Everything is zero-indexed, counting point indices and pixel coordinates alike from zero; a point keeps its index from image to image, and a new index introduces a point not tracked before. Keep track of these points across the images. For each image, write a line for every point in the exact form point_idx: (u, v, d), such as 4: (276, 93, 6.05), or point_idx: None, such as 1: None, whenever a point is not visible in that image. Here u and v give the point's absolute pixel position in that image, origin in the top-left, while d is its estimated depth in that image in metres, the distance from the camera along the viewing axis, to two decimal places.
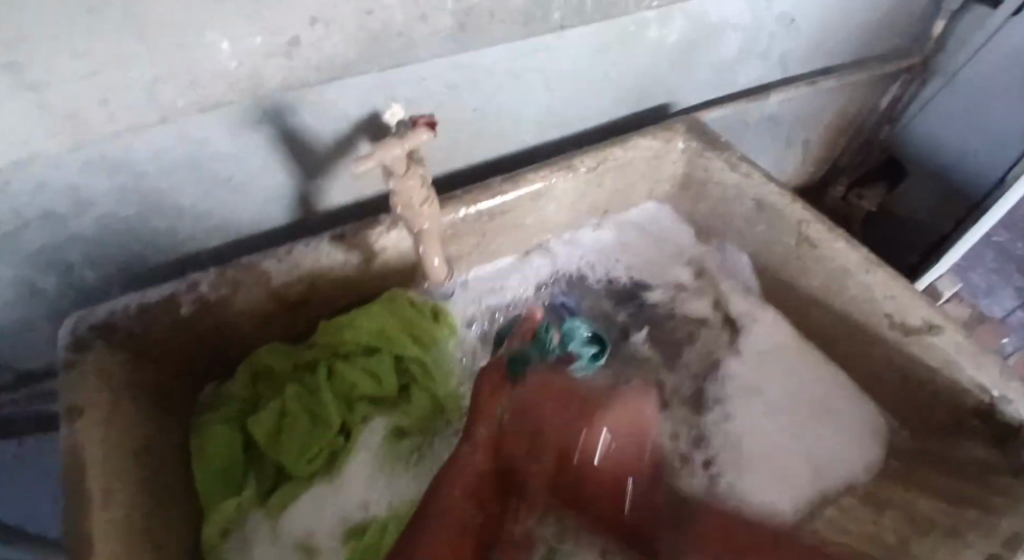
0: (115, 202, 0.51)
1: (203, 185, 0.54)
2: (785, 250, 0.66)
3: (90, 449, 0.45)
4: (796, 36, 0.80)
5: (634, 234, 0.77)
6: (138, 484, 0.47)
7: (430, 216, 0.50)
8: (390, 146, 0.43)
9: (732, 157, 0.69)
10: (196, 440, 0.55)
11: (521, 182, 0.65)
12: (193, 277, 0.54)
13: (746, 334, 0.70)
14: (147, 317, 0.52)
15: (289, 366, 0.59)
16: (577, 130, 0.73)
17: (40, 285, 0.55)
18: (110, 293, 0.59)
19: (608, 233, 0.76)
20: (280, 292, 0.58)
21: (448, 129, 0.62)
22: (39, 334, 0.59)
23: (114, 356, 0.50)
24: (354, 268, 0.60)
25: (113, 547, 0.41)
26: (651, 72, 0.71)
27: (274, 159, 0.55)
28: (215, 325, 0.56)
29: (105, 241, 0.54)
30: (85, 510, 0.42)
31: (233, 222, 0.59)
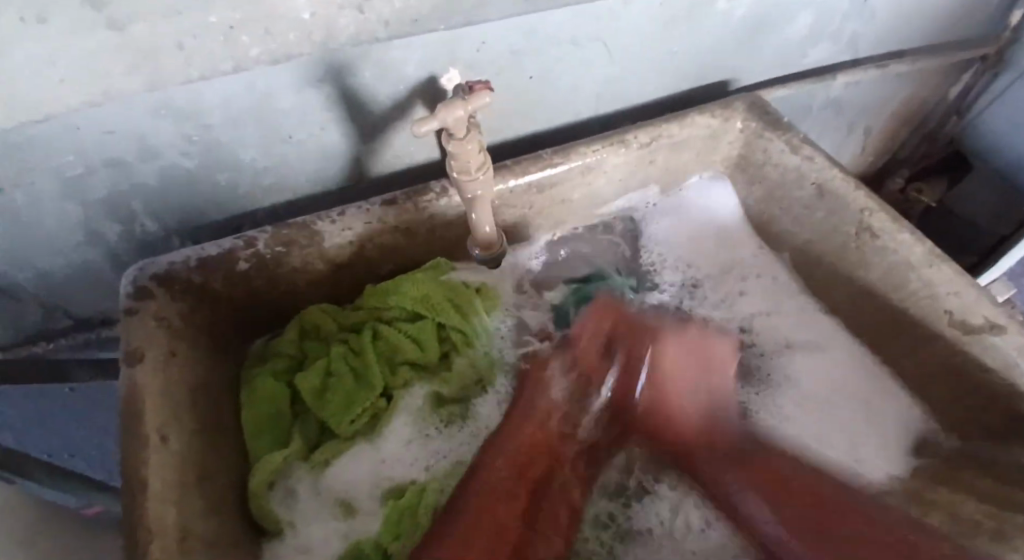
0: (177, 155, 0.52)
1: (262, 143, 0.54)
2: (844, 240, 0.63)
3: (148, 391, 0.46)
4: (872, 15, 0.76)
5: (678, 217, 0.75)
6: (191, 428, 0.48)
7: (484, 183, 0.49)
8: (454, 106, 0.42)
9: (794, 140, 0.66)
10: (246, 393, 0.56)
11: (573, 156, 0.64)
12: (250, 234, 0.55)
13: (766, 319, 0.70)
14: (204, 269, 0.53)
15: (336, 328, 0.61)
16: (632, 104, 0.71)
17: (102, 231, 0.56)
18: (166, 243, 0.60)
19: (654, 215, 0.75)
20: (330, 255, 0.59)
21: (503, 98, 0.61)
22: (99, 279, 0.61)
23: (172, 305, 0.52)
24: (402, 234, 0.61)
25: (167, 485, 0.43)
26: (714, 48, 0.68)
27: (331, 121, 0.55)
28: (267, 282, 0.58)
29: (165, 193, 0.55)
30: (144, 448, 0.44)
31: (287, 182, 0.60)
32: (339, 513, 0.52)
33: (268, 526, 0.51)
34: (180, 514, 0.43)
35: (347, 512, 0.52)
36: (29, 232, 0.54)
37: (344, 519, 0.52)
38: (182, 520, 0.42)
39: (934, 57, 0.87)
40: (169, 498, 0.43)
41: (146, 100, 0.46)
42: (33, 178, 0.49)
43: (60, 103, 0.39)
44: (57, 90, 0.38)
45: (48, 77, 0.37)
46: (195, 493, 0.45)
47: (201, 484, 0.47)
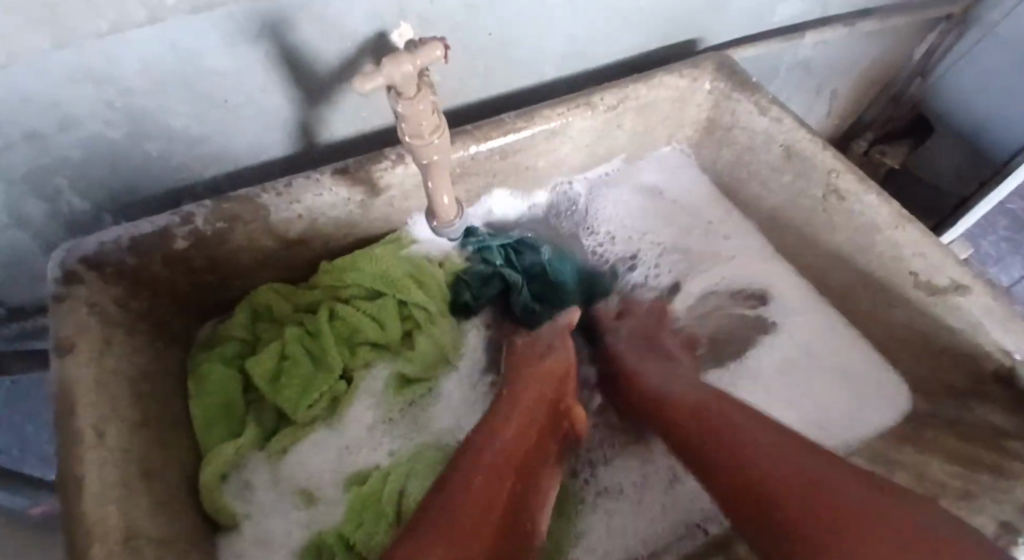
0: (101, 124, 0.47)
1: (195, 108, 0.50)
2: (813, 203, 0.62)
3: (79, 385, 0.43)
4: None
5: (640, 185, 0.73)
6: (133, 422, 0.45)
7: (439, 147, 0.46)
8: (401, 60, 0.38)
9: (764, 100, 0.64)
10: (194, 381, 0.53)
11: (536, 119, 0.61)
12: (188, 210, 0.51)
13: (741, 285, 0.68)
14: (137, 250, 0.49)
15: (290, 309, 0.57)
16: (597, 65, 0.68)
17: (22, 212, 0.51)
18: (98, 224, 0.55)
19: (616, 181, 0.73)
20: (279, 231, 0.55)
21: (461, 58, 0.58)
22: (26, 265, 0.56)
23: (104, 290, 0.48)
24: (357, 207, 0.57)
25: (106, 486, 0.40)
26: (681, 4, 0.65)
27: (271, 83, 0.51)
28: (211, 261, 0.54)
29: (92, 168, 0.50)
30: (78, 446, 0.40)
31: (227, 152, 0.55)
32: (301, 501, 0.50)
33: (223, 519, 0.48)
34: (123, 515, 0.39)
35: (308, 500, 0.50)
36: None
37: (305, 507, 0.50)
38: (126, 521, 0.39)
39: (901, 16, 0.86)
40: (109, 498, 0.39)
41: (60, 65, 0.42)
42: None
43: None
44: None
45: None
46: (141, 491, 0.42)
47: (147, 480, 0.43)
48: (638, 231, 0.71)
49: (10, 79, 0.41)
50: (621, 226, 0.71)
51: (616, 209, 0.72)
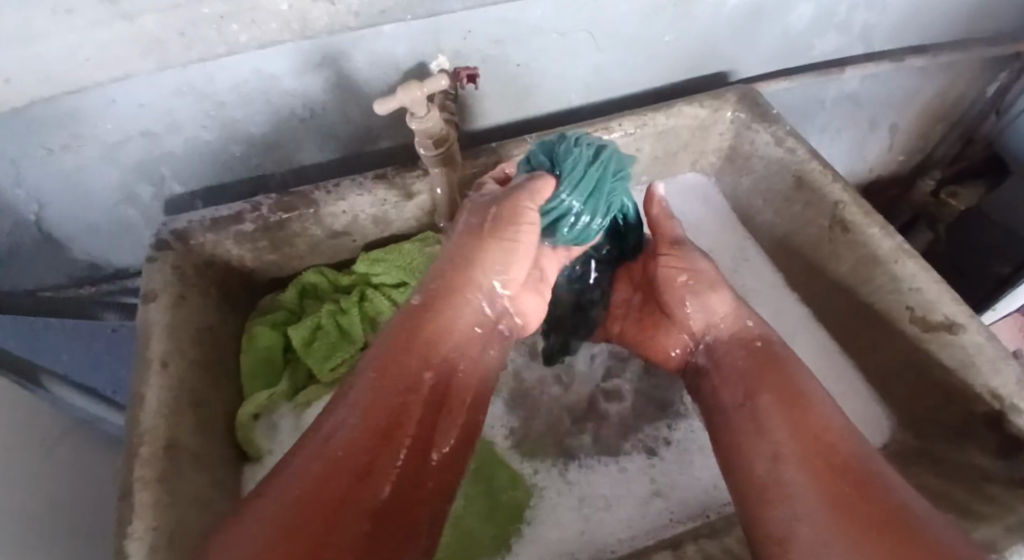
0: (199, 128, 0.60)
1: (270, 119, 0.61)
2: (820, 232, 0.64)
3: (155, 326, 0.55)
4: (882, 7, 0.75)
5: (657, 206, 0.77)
6: (191, 360, 0.56)
7: (449, 159, 0.55)
8: (412, 89, 0.47)
9: (781, 132, 0.67)
10: (246, 339, 0.64)
11: None
12: (257, 200, 0.63)
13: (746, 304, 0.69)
14: (216, 228, 0.61)
15: (331, 289, 0.68)
16: (626, 93, 0.74)
17: (136, 192, 0.65)
18: (190, 206, 0.69)
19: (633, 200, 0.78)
20: (328, 223, 0.65)
21: (492, 85, 0.66)
22: (135, 235, 0.71)
23: (187, 257, 0.61)
24: (392, 209, 0.67)
25: (163, 403, 0.51)
26: (706, 38, 0.70)
27: (331, 101, 0.62)
28: (271, 245, 0.65)
29: (189, 162, 0.64)
30: (148, 370, 0.52)
31: (294, 155, 0.67)
32: None
33: (251, 450, 0.59)
34: (170, 427, 0.50)
35: None
36: (81, 193, 0.63)
37: None
38: (172, 433, 0.50)
39: (960, 54, 0.84)
40: (163, 413, 0.50)
41: (171, 83, 0.55)
42: (82, 147, 0.58)
43: (92, 78, 0.50)
44: (87, 69, 0.49)
45: (78, 60, 0.48)
46: (188, 414, 0.53)
47: (195, 408, 0.54)
48: None
49: (133, 91, 0.54)
50: None
51: None
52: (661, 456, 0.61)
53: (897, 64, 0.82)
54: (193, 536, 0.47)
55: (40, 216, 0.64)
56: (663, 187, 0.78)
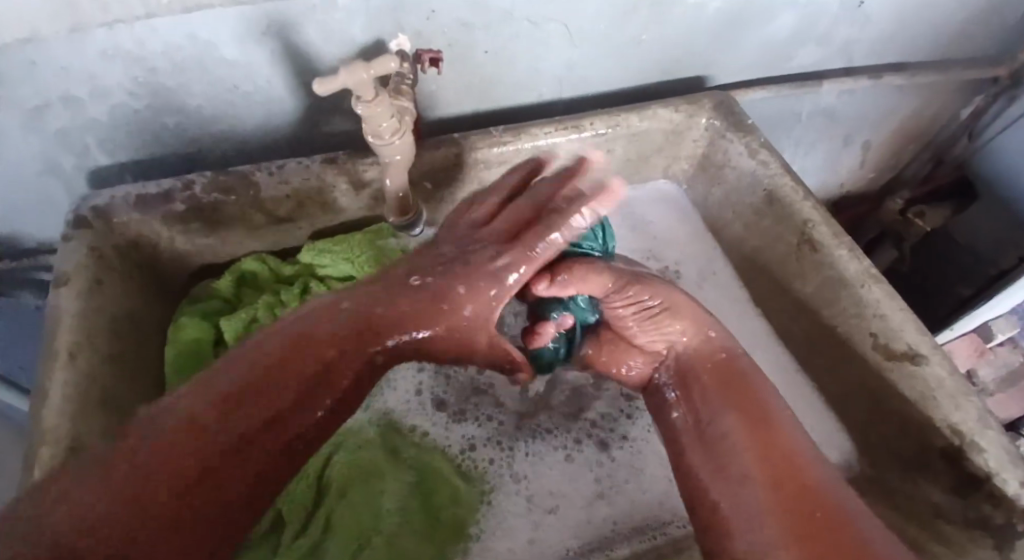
0: (127, 96, 0.54)
1: (208, 90, 0.56)
2: (788, 249, 0.62)
3: (65, 313, 0.49)
4: (865, 21, 0.73)
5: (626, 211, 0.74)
6: (105, 352, 0.51)
7: (400, 148, 0.50)
8: (357, 70, 0.42)
9: (755, 143, 0.65)
10: (172, 328, 0.59)
11: (522, 136, 0.64)
12: (190, 178, 0.58)
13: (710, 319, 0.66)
14: (142, 207, 0.56)
15: (273, 279, 0.63)
16: (599, 90, 0.71)
17: (56, 162, 0.59)
18: (120, 180, 0.63)
19: None
20: (270, 208, 0.60)
21: (457, 72, 0.62)
22: (57, 209, 0.65)
23: (108, 238, 0.55)
24: (342, 196, 0.62)
25: (66, 400, 0.46)
26: (685, 40, 0.67)
27: (277, 75, 0.57)
28: (206, 228, 0.60)
29: (117, 132, 0.58)
30: (52, 363, 0.47)
31: (236, 131, 0.61)
32: None
33: None
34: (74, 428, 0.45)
35: None
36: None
37: None
38: (76, 434, 0.45)
39: (938, 76, 0.83)
40: (65, 412, 0.45)
41: (93, 43, 0.49)
42: None
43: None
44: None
45: None
46: (97, 413, 0.48)
47: (105, 406, 0.49)
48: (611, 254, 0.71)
49: (49, 49, 0.48)
50: None
51: None
52: (612, 453, 0.58)
53: (875, 81, 0.81)
54: None
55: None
56: (632, 191, 0.75)
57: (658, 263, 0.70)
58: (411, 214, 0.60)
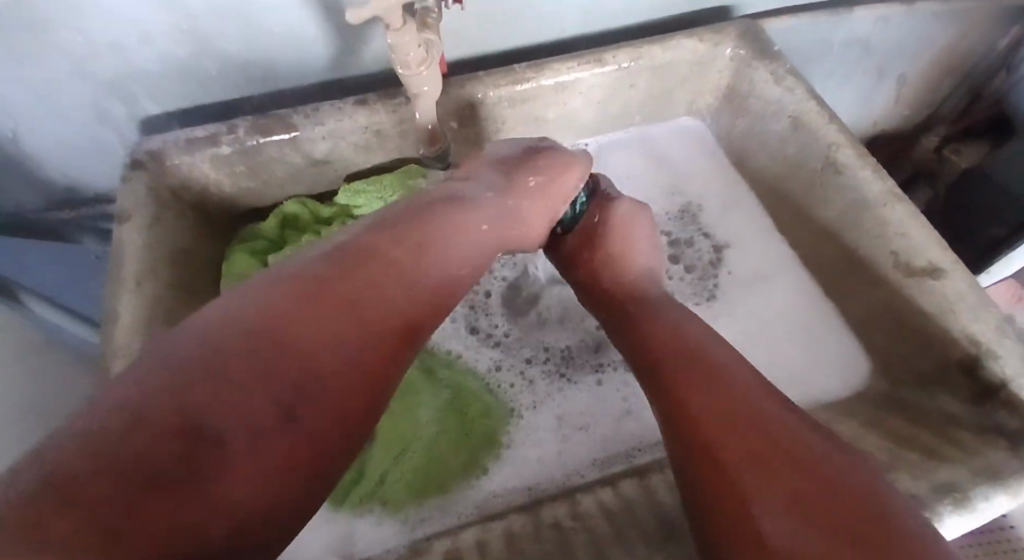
0: (170, 42, 0.58)
1: (245, 35, 0.59)
2: (812, 174, 0.62)
3: (128, 246, 0.54)
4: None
5: (649, 147, 0.75)
6: (167, 281, 0.56)
7: (427, 79, 0.52)
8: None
9: (781, 70, 0.64)
10: (224, 265, 0.64)
11: (546, 72, 0.65)
12: (232, 122, 0.61)
13: (733, 248, 0.68)
14: (190, 149, 0.60)
15: (313, 219, 0.67)
16: (622, 25, 0.71)
17: (110, 110, 0.63)
18: (166, 127, 0.67)
19: (625, 140, 0.76)
20: (307, 149, 0.64)
21: (481, 10, 0.63)
22: (111, 157, 0.69)
23: (162, 178, 0.59)
24: (373, 137, 0.65)
25: (137, 320, 0.51)
26: None
27: (309, 18, 0.59)
28: (250, 169, 0.64)
29: (163, 79, 0.61)
30: (122, 288, 0.52)
31: (271, 75, 0.64)
32: None
33: None
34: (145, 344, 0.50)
35: None
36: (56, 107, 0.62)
37: None
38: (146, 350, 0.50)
39: None
40: (137, 330, 0.50)
41: None
42: (52, 58, 0.56)
43: None
44: None
45: None
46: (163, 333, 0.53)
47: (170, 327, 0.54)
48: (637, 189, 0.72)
49: None
50: (624, 181, 0.73)
51: (620, 163, 0.74)
52: (637, 373, 0.60)
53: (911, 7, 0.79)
54: None
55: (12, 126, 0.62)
56: (657, 127, 0.76)
57: (683, 196, 0.72)
58: (438, 147, 0.62)
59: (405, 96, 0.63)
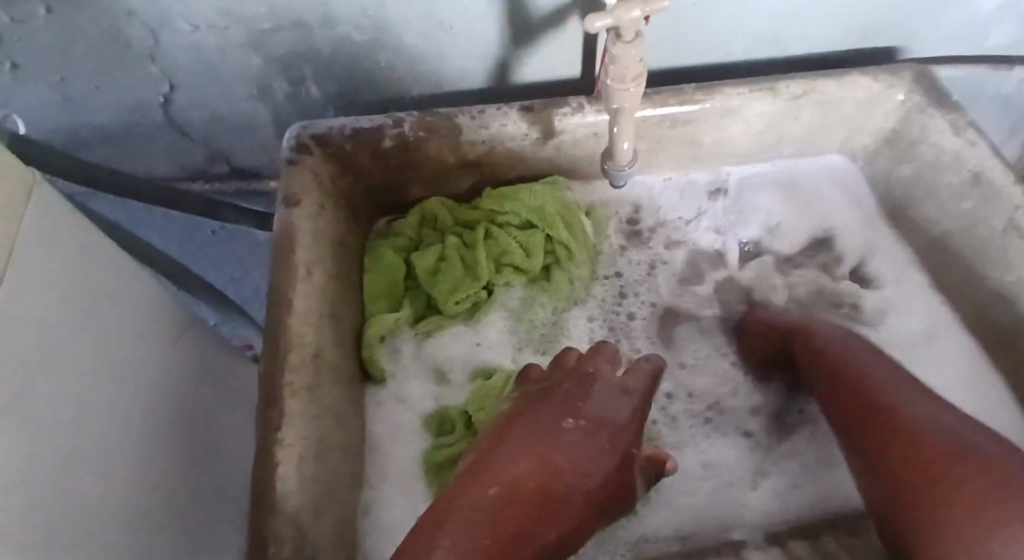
0: (352, 28, 0.57)
1: (421, 26, 0.58)
2: (991, 234, 0.59)
3: (298, 231, 0.53)
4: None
5: (794, 186, 0.72)
6: (328, 271, 0.55)
7: (632, 96, 0.51)
8: (631, 6, 0.43)
9: (964, 119, 0.62)
10: (369, 259, 0.64)
11: (715, 96, 0.62)
12: (399, 115, 0.59)
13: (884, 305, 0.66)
14: (355, 139, 0.58)
15: (453, 221, 0.65)
16: (790, 55, 0.68)
17: (271, 87, 0.63)
18: (321, 112, 0.68)
19: (769, 171, 0.73)
20: (463, 151, 0.62)
21: (657, 27, 0.62)
22: (258, 133, 0.70)
23: (326, 164, 0.58)
24: (531, 143, 0.63)
25: (307, 309, 0.50)
26: (897, 5, 0.63)
27: (490, 13, 0.57)
28: (405, 164, 0.62)
29: (335, 63, 0.61)
30: (293, 273, 0.51)
31: (438, 72, 0.63)
32: (434, 378, 0.60)
33: (375, 368, 0.59)
34: (313, 336, 0.50)
35: (439, 379, 0.60)
36: (189, 45, 0.58)
37: (436, 383, 0.60)
38: (316, 343, 0.50)
39: None
40: (307, 321, 0.50)
41: None
42: (226, 25, 0.56)
43: None
44: None
45: None
46: (327, 324, 0.53)
47: (331, 321, 0.54)
48: (779, 224, 0.70)
49: None
50: (764, 216, 0.71)
51: (764, 200, 0.71)
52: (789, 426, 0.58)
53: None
54: (328, 451, 0.47)
55: (137, 41, 0.57)
56: (808, 157, 0.73)
57: (827, 241, 0.70)
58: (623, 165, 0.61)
59: (596, 113, 0.61)
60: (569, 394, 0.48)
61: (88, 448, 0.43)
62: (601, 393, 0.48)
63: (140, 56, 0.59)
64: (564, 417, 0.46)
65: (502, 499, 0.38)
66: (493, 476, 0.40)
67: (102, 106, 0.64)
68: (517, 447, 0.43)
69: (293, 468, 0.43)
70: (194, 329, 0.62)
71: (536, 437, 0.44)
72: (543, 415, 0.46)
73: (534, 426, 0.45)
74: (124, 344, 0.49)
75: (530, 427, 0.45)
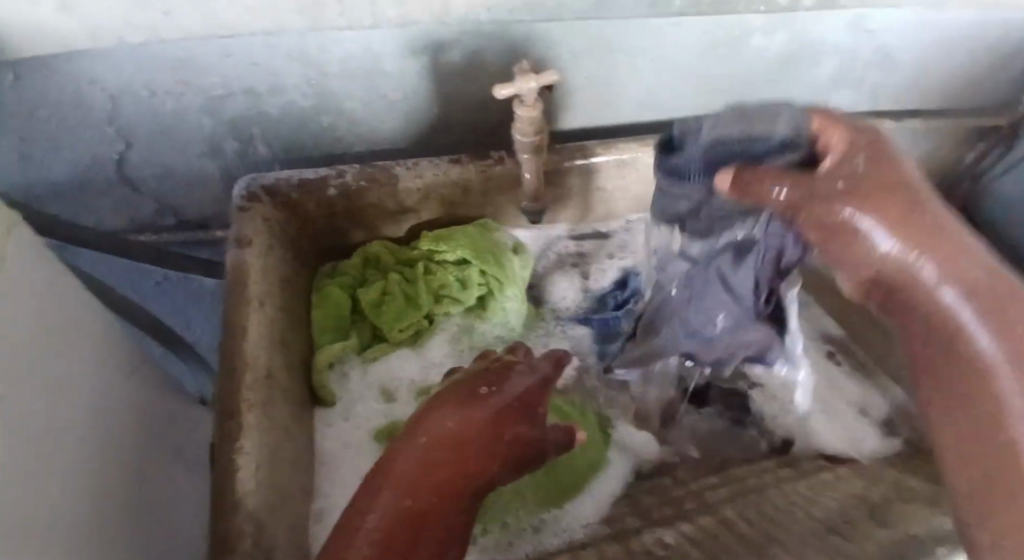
0: (299, 94, 0.66)
1: (361, 92, 0.67)
2: None
3: (251, 268, 0.59)
4: (961, 72, 0.86)
5: None
6: (279, 304, 0.61)
7: (538, 147, 0.63)
8: (528, 79, 0.55)
9: None
10: (316, 296, 0.70)
11: (612, 149, 0.74)
12: (342, 167, 0.68)
13: None
14: (303, 188, 0.66)
15: (393, 260, 0.73)
16: (672, 116, 0.83)
17: (223, 145, 0.70)
18: (270, 168, 0.75)
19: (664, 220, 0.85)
20: (401, 198, 0.71)
21: (561, 93, 0.74)
22: (208, 188, 0.76)
23: (276, 211, 0.65)
24: (460, 191, 0.72)
25: (261, 336, 0.56)
26: (748, 76, 0.79)
27: (420, 82, 0.67)
28: (349, 210, 0.70)
29: (283, 124, 0.69)
30: (247, 304, 0.57)
31: (377, 131, 0.73)
32: (381, 397, 0.67)
33: (325, 393, 0.65)
34: (267, 359, 0.55)
35: (386, 399, 0.67)
36: (148, 108, 0.65)
37: (383, 402, 0.66)
38: (268, 365, 0.54)
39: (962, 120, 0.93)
40: (261, 345, 0.55)
41: (284, 46, 0.60)
42: (185, 91, 0.63)
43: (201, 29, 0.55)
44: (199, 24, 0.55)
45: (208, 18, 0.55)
46: (279, 350, 0.58)
47: (282, 348, 0.59)
48: None
49: (247, 44, 0.59)
50: None
51: None
52: None
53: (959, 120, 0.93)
54: (283, 461, 0.52)
55: (96, 106, 0.63)
56: None
57: None
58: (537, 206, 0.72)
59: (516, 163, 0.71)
60: (481, 375, 0.50)
61: (53, 468, 0.46)
62: (513, 374, 0.51)
63: (98, 118, 0.65)
64: (477, 395, 0.48)
65: (407, 483, 0.43)
66: (403, 459, 0.44)
67: (55, 164, 0.68)
68: (432, 423, 0.46)
69: (249, 472, 0.46)
70: (145, 368, 0.65)
71: (450, 415, 0.46)
72: (456, 395, 0.48)
73: (449, 404, 0.48)
74: (84, 372, 0.53)
75: (444, 404, 0.48)
